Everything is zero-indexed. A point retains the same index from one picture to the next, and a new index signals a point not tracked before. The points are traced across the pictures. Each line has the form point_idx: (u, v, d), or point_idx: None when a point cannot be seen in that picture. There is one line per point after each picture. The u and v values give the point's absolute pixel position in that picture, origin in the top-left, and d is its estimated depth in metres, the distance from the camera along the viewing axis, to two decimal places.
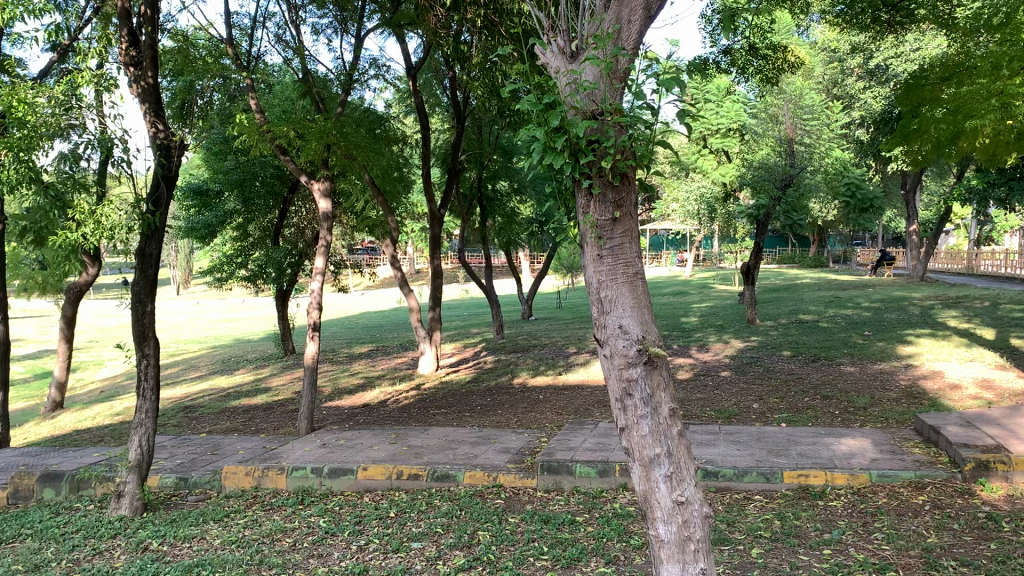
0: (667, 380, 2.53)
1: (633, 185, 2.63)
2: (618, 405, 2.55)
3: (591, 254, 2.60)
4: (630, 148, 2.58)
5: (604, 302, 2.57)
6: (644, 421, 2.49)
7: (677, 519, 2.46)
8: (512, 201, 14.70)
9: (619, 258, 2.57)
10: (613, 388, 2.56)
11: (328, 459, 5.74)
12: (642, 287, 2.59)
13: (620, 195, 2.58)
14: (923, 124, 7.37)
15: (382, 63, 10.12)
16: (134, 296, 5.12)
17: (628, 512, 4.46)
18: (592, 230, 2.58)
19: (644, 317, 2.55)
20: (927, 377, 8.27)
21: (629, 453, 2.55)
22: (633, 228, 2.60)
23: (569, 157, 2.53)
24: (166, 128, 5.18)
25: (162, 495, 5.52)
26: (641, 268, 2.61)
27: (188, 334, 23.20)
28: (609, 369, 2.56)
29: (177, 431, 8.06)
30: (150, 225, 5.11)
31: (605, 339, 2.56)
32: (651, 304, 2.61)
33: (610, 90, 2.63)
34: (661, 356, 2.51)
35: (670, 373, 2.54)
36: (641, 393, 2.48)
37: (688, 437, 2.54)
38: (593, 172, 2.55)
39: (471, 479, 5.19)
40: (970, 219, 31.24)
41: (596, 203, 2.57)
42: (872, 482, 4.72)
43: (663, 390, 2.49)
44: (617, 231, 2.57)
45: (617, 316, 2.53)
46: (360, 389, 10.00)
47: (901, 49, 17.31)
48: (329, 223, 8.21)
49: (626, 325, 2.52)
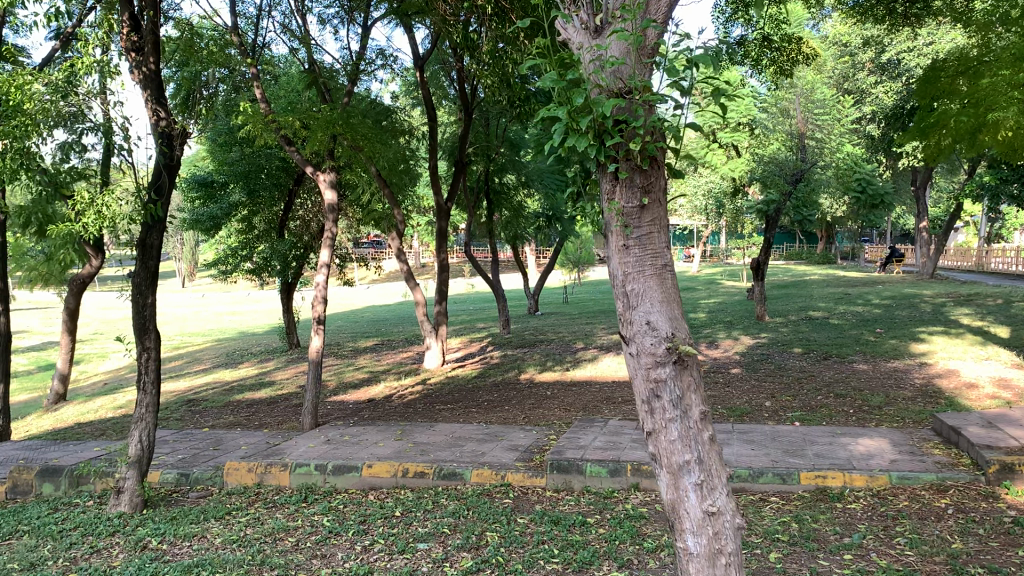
0: (698, 380, 2.42)
1: (661, 169, 2.49)
2: (645, 407, 2.43)
3: (616, 244, 2.47)
4: (658, 129, 2.44)
5: (630, 296, 2.44)
6: (674, 425, 2.38)
7: (707, 531, 2.37)
8: (519, 194, 14.57)
9: (647, 248, 2.44)
10: (639, 389, 2.44)
11: (332, 456, 5.62)
12: (670, 280, 2.47)
13: (647, 179, 2.44)
14: (940, 117, 7.21)
15: (390, 54, 9.97)
16: (134, 288, 5.00)
17: (641, 513, 4.33)
18: (617, 218, 2.45)
19: (673, 314, 2.43)
20: (942, 376, 8.11)
21: (655, 459, 2.44)
22: (661, 216, 2.46)
23: (596, 140, 2.39)
24: (167, 114, 5.04)
25: (162, 491, 5.40)
26: (670, 260, 2.49)
27: (193, 327, 23.14)
28: (635, 367, 2.44)
29: (179, 426, 7.94)
30: (151, 216, 4.98)
31: (631, 336, 2.43)
32: (680, 299, 2.49)
33: (638, 67, 2.49)
34: (692, 356, 2.40)
35: (700, 373, 2.43)
36: (671, 395, 2.37)
37: (718, 443, 2.44)
38: (620, 155, 2.41)
39: (478, 477, 5.06)
40: (981, 216, 30.99)
41: (623, 189, 2.44)
42: (892, 484, 4.58)
43: (693, 392, 2.39)
44: (644, 220, 2.44)
45: (644, 312, 2.41)
46: (365, 384, 9.89)
47: (913, 43, 17.02)
48: (335, 215, 8.07)
49: (654, 321, 2.40)
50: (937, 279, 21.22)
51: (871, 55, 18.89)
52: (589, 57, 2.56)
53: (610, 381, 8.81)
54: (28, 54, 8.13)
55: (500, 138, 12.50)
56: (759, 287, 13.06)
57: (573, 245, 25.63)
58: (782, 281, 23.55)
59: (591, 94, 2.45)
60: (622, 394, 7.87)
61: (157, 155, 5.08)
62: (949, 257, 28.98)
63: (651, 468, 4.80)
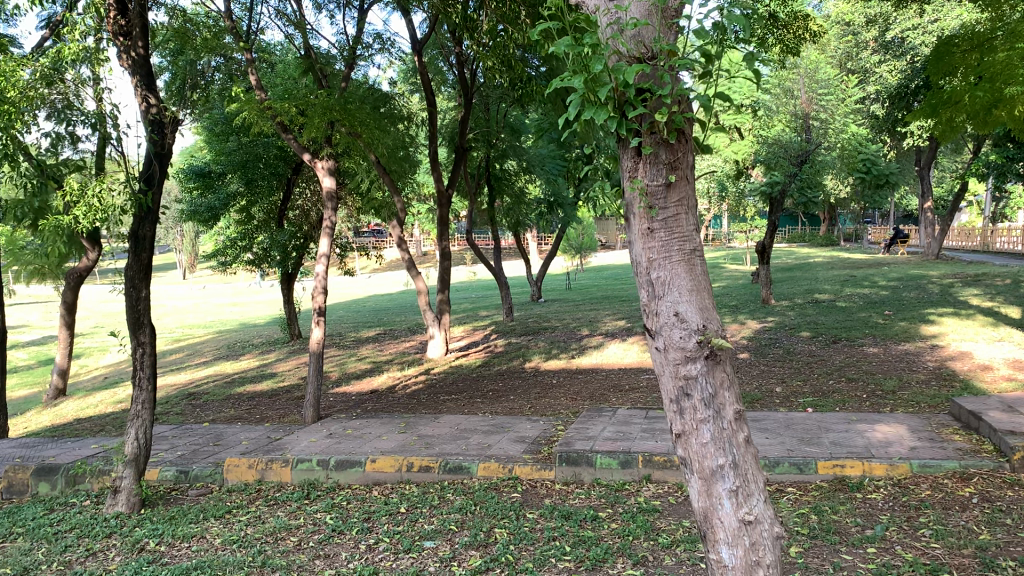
0: (731, 376, 2.29)
1: (689, 143, 2.33)
2: (673, 407, 2.30)
3: (639, 229, 2.33)
4: (684, 99, 2.29)
5: (656, 285, 2.30)
6: (706, 426, 2.24)
7: (743, 541, 2.23)
8: (520, 179, 14.40)
9: (673, 232, 2.30)
10: (666, 387, 2.31)
11: (335, 450, 5.48)
12: (700, 267, 2.33)
13: (674, 153, 2.28)
14: (954, 94, 6.99)
15: (387, 38, 9.78)
16: (127, 281, 4.85)
17: (654, 507, 4.18)
18: (641, 200, 2.30)
19: (703, 305, 2.29)
20: (955, 358, 7.95)
21: (685, 464, 2.31)
22: (689, 195, 2.31)
23: (617, 112, 2.24)
24: (158, 101, 4.86)
25: (161, 489, 5.26)
26: (698, 244, 2.34)
27: (193, 319, 22.98)
28: (662, 364, 2.31)
29: (180, 420, 7.80)
30: (142, 206, 4.84)
31: (658, 329, 2.29)
32: (709, 286, 2.34)
33: (660, 31, 2.34)
34: (725, 350, 2.27)
35: (733, 368, 2.30)
36: (704, 393, 2.23)
37: (752, 443, 2.31)
38: (643, 129, 2.25)
39: (485, 471, 4.92)
40: (986, 195, 30.73)
41: (648, 167, 2.29)
42: (913, 473, 4.42)
43: (726, 388, 2.25)
44: (670, 201, 2.29)
45: (671, 303, 2.27)
46: (368, 375, 9.75)
47: (918, 21, 16.70)
48: (334, 203, 7.91)
49: (684, 314, 2.26)
50: (942, 259, 21.04)
51: (874, 33, 18.59)
52: (606, 21, 2.40)
53: (617, 368, 8.66)
54: (19, 44, 7.95)
55: (500, 122, 12.28)
56: (765, 271, 12.88)
57: (575, 230, 25.47)
58: (787, 264, 23.37)
59: (609, 61, 2.29)
60: (629, 381, 7.72)
61: (148, 142, 4.89)
62: (955, 237, 28.77)
63: (664, 460, 4.65)
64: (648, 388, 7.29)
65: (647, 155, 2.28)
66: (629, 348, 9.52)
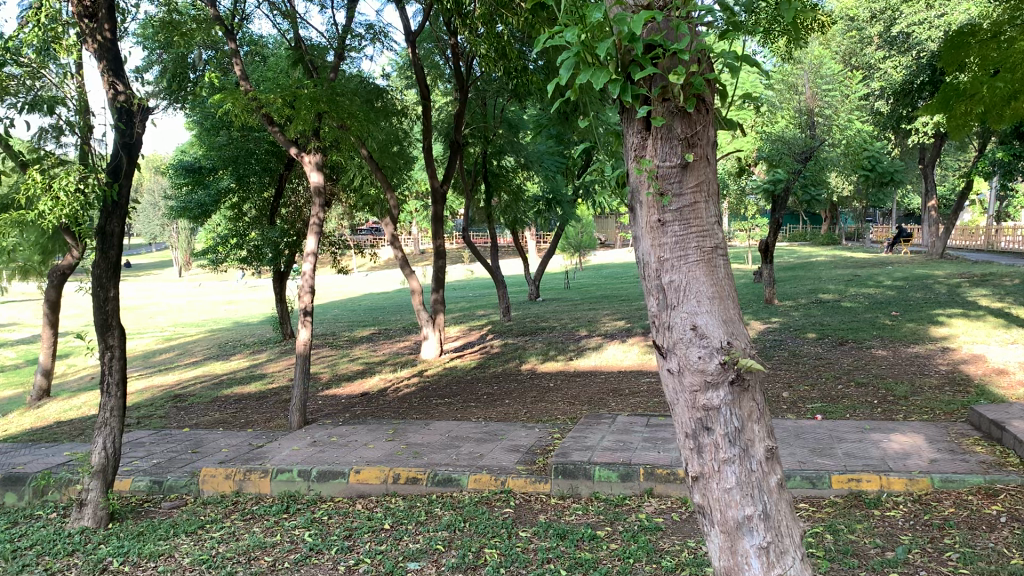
0: (761, 406, 1.99)
1: (708, 118, 2.04)
2: (690, 444, 2.01)
3: (646, 223, 2.04)
4: (703, 59, 2.02)
5: (669, 291, 2.00)
6: (731, 470, 1.95)
7: None
8: (518, 177, 14.05)
9: (691, 225, 1.99)
10: (681, 420, 2.03)
11: (317, 460, 5.16)
12: (723, 269, 2.04)
13: (692, 125, 2.00)
14: (969, 86, 6.65)
15: (380, 28, 9.46)
16: (94, 280, 4.55)
17: (656, 525, 3.88)
18: (650, 184, 2.01)
19: (726, 318, 1.99)
20: (968, 362, 7.63)
21: (705, 515, 2.01)
22: (708, 179, 2.02)
23: (621, 75, 2.01)
24: (126, 87, 4.54)
25: (133, 501, 4.97)
26: (720, 239, 2.05)
27: (187, 318, 22.67)
28: (676, 391, 2.02)
29: (160, 425, 7.49)
30: (110, 199, 4.54)
31: (672, 346, 2.00)
32: (733, 291, 2.04)
33: None
34: (753, 375, 1.97)
35: (762, 396, 2.00)
36: (727, 426, 1.95)
37: (784, 485, 2.01)
38: (653, 95, 1.98)
39: (477, 484, 4.62)
40: (991, 194, 30.36)
41: (659, 144, 2.00)
42: (935, 488, 4.12)
43: (754, 422, 1.96)
44: (687, 187, 1.99)
45: (687, 315, 1.97)
46: (359, 376, 9.44)
47: (925, 15, 16.25)
48: (321, 198, 7.60)
49: (703, 328, 1.96)
50: (946, 259, 20.75)
51: (879, 28, 18.17)
52: None
53: (616, 371, 8.36)
54: None
55: (498, 119, 11.93)
56: (767, 270, 12.54)
57: (575, 229, 25.16)
58: (788, 262, 23.09)
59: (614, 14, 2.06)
60: (629, 385, 7.43)
61: (114, 131, 4.58)
62: (959, 236, 28.45)
63: (666, 472, 4.34)
64: (648, 393, 7.00)
65: (659, 130, 1.99)
66: (629, 350, 9.21)
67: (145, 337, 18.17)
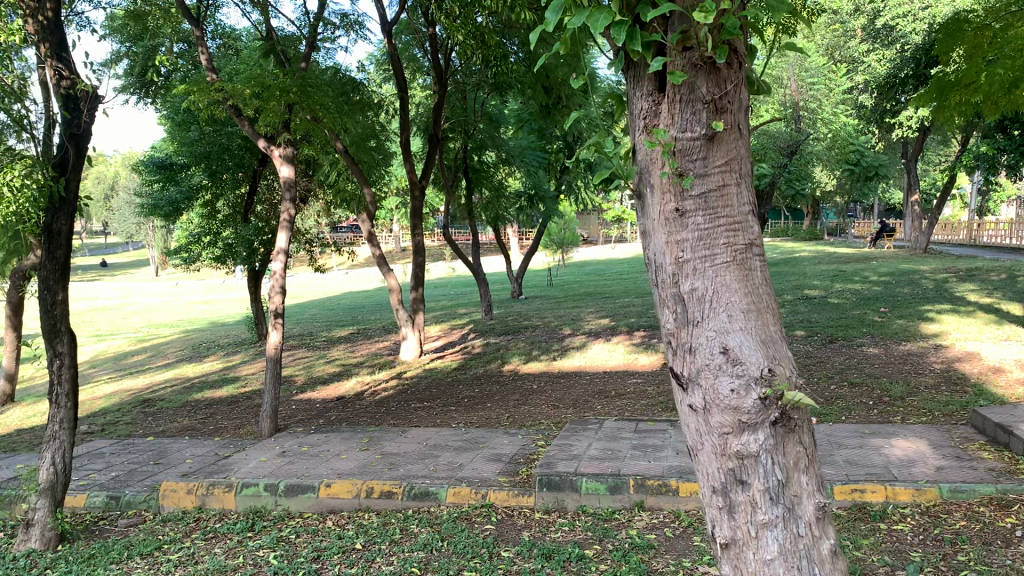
0: (808, 449, 1.84)
1: (737, 83, 1.87)
2: (720, 500, 1.86)
3: (661, 214, 1.88)
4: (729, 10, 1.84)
5: (692, 301, 1.84)
6: (772, 534, 1.79)
7: None
8: (500, 172, 13.72)
9: (719, 216, 1.84)
10: (708, 471, 1.88)
11: (285, 473, 4.85)
12: (756, 269, 1.89)
13: (720, 83, 1.83)
14: (964, 76, 6.36)
15: (355, 18, 9.13)
16: (41, 283, 4.22)
17: (648, 543, 3.60)
18: (667, 162, 1.85)
19: (763, 337, 1.84)
20: (962, 360, 7.41)
21: None
22: (736, 164, 1.86)
23: (628, 18, 1.84)
24: (71, 72, 4.19)
25: (87, 519, 4.63)
26: (751, 236, 1.88)
27: (162, 318, 22.17)
28: (703, 431, 1.86)
29: (124, 433, 7.15)
30: (55, 195, 4.21)
31: (698, 372, 1.84)
32: (764, 291, 1.88)
33: None
34: (799, 414, 1.82)
35: (809, 438, 1.85)
36: (768, 479, 1.79)
37: (834, 542, 1.86)
38: (672, 50, 1.82)
39: (455, 497, 4.32)
40: (972, 189, 30.33)
41: (681, 109, 1.83)
42: (943, 499, 3.87)
43: (800, 472, 1.81)
44: (713, 166, 1.83)
45: (716, 333, 1.81)
46: (335, 379, 9.11)
47: (909, 8, 16.00)
48: (292, 193, 7.26)
49: (736, 350, 1.80)
50: (931, 254, 20.65)
51: (864, 21, 17.91)
52: None
53: (601, 372, 8.08)
54: None
55: (479, 112, 11.61)
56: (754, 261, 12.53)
57: (557, 226, 24.90)
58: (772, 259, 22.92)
59: None
60: (615, 387, 7.14)
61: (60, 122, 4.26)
62: (940, 230, 28.47)
63: (658, 484, 4.07)
64: (635, 395, 6.73)
65: (680, 93, 1.83)
66: (613, 350, 8.93)
67: (117, 338, 17.71)
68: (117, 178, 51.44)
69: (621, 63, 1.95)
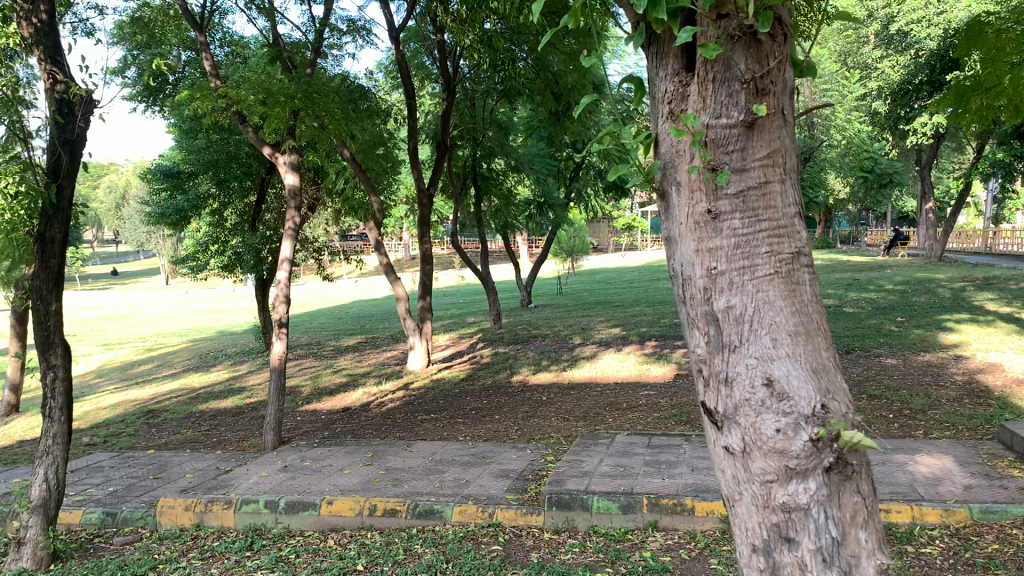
0: (867, 501, 1.66)
1: (778, 69, 1.73)
2: (765, 558, 1.69)
3: (690, 217, 1.74)
4: None
5: (728, 319, 1.69)
6: None
7: None
8: (509, 180, 13.56)
9: (759, 219, 1.70)
10: (748, 526, 1.72)
11: (286, 489, 4.70)
12: (804, 283, 1.73)
13: (761, 59, 1.71)
14: (985, 79, 6.15)
15: (362, 24, 9.01)
16: (34, 293, 4.10)
17: (663, 566, 3.42)
18: (698, 154, 1.71)
19: (814, 365, 1.68)
20: (984, 371, 7.20)
21: None
22: (778, 164, 1.72)
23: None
24: (66, 76, 4.08)
25: (82, 537, 4.49)
26: (797, 247, 1.73)
27: (170, 327, 22.09)
28: (744, 477, 1.70)
29: (125, 445, 7.01)
30: (48, 202, 4.08)
31: (738, 405, 1.68)
32: (809, 306, 1.73)
33: None
34: (857, 459, 1.64)
35: (869, 488, 1.67)
36: (821, 537, 1.62)
37: None
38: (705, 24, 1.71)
39: (461, 516, 4.16)
40: (986, 197, 30.01)
41: (715, 90, 1.70)
42: (974, 520, 3.69)
43: (858, 527, 1.63)
44: (752, 159, 1.70)
45: (759, 359, 1.66)
46: (341, 389, 8.95)
47: (923, 13, 15.79)
48: (296, 201, 7.12)
49: (782, 381, 1.65)
50: (945, 262, 20.40)
51: (877, 27, 17.71)
52: None
53: (612, 383, 7.90)
54: None
55: (488, 119, 11.47)
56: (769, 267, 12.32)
57: (566, 235, 24.73)
58: None
59: None
60: (626, 399, 6.96)
61: (53, 127, 4.14)
62: (955, 239, 28.13)
63: (672, 503, 3.91)
64: (647, 407, 6.55)
65: (714, 71, 1.70)
66: (625, 360, 8.75)
67: (124, 348, 17.61)
68: (128, 187, 51.57)
69: (642, 36, 1.84)
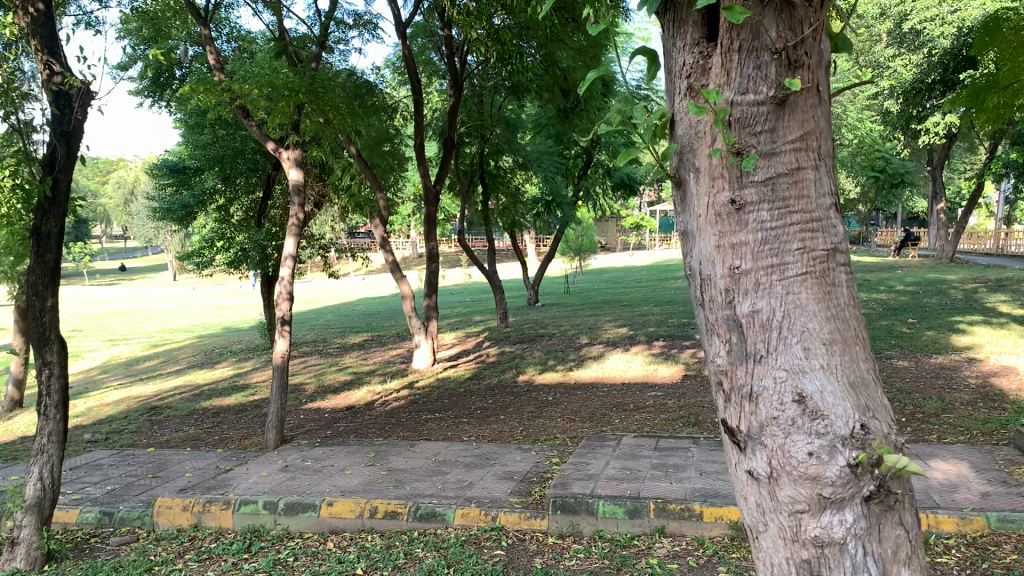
0: (910, 534, 1.57)
1: (811, 42, 1.63)
2: None
3: (711, 208, 1.64)
4: None
5: (753, 323, 1.59)
6: None
7: None
8: (517, 178, 13.45)
9: (791, 211, 1.60)
10: (775, 561, 1.63)
11: (286, 490, 4.61)
12: (840, 285, 1.64)
13: (794, 28, 1.61)
14: (1004, 77, 5.95)
15: (368, 17, 8.91)
16: (28, 288, 4.02)
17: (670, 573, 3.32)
18: (721, 136, 1.61)
19: (852, 379, 1.58)
20: (998, 375, 7.07)
21: None
22: (811, 151, 1.62)
23: None
24: (63, 67, 4.01)
25: (78, 536, 4.42)
26: (832, 244, 1.63)
27: (177, 323, 22.05)
28: (773, 508, 1.61)
29: (125, 442, 6.93)
30: (44, 195, 3.99)
31: (765, 424, 1.58)
32: (844, 307, 1.63)
33: None
34: (899, 487, 1.55)
35: (912, 518, 1.58)
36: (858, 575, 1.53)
37: None
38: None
39: (464, 519, 4.07)
40: (999, 198, 29.74)
41: (742, 62, 1.60)
42: (991, 529, 3.57)
43: (900, 563, 1.54)
44: (782, 142, 1.59)
45: (789, 370, 1.57)
46: (345, 388, 8.87)
47: (936, 12, 15.60)
48: (300, 197, 7.03)
49: (816, 399, 1.55)
50: (957, 263, 20.21)
51: (890, 25, 17.51)
52: None
53: (619, 383, 7.79)
54: None
55: (495, 116, 11.35)
56: None
57: (574, 233, 24.58)
58: None
59: None
60: (633, 400, 6.86)
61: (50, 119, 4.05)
62: (967, 240, 27.88)
63: (680, 509, 3.80)
64: (655, 409, 6.44)
65: (741, 38, 1.60)
66: (631, 360, 8.64)
67: (129, 344, 17.58)
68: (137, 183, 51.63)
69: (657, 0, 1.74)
